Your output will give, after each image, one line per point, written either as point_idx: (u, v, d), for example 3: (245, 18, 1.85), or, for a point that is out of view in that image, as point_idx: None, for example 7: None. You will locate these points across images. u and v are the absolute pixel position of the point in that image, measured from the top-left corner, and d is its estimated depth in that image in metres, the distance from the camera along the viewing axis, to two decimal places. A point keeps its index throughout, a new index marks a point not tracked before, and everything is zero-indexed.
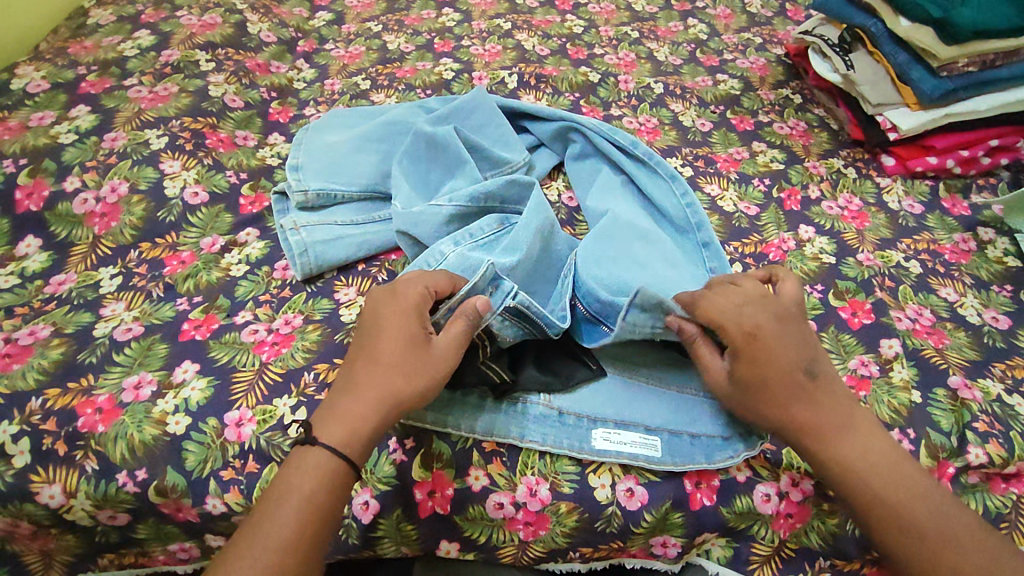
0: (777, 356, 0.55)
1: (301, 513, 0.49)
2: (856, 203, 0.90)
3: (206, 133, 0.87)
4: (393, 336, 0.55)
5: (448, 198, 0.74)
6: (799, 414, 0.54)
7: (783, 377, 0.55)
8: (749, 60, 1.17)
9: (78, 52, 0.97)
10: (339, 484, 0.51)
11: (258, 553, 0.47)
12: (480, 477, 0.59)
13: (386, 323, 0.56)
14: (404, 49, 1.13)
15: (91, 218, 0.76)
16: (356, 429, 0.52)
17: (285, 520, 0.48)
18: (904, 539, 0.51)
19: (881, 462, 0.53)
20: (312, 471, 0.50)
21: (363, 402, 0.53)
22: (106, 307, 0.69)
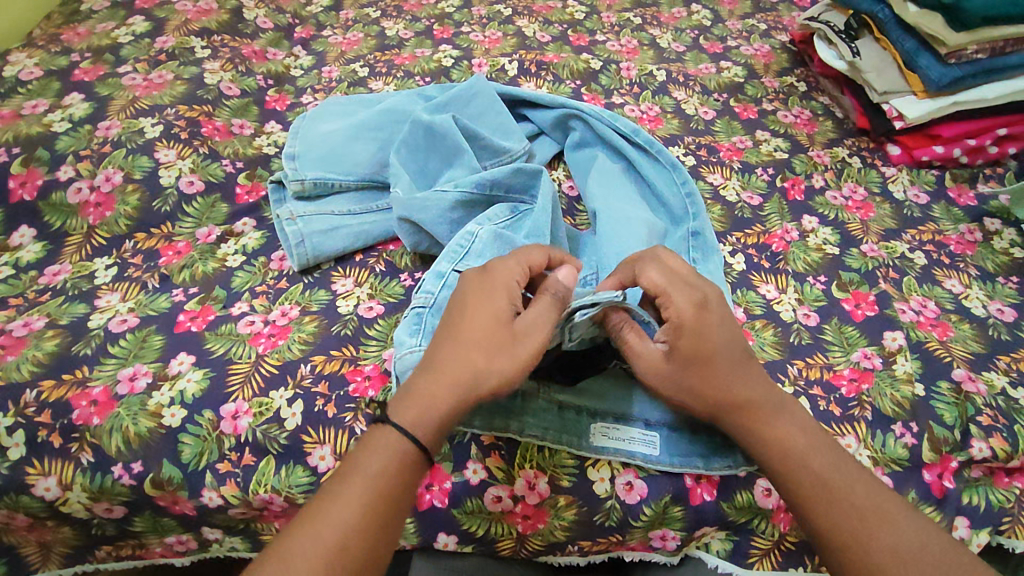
0: (720, 331, 0.54)
1: (369, 500, 0.47)
2: (860, 193, 0.89)
3: (202, 122, 0.86)
4: (485, 322, 0.53)
5: (454, 185, 0.74)
6: (742, 395, 0.54)
7: (727, 356, 0.54)
8: (753, 47, 1.15)
9: (71, 39, 0.96)
10: (404, 465, 0.49)
11: (327, 528, 0.45)
12: (477, 471, 0.59)
13: (472, 301, 0.54)
14: (403, 35, 1.11)
15: (86, 208, 0.75)
16: (426, 410, 0.50)
17: (353, 501, 0.46)
18: (841, 518, 0.49)
19: (820, 444, 0.53)
20: (386, 456, 0.49)
21: (434, 385, 0.51)
22: (101, 298, 0.68)
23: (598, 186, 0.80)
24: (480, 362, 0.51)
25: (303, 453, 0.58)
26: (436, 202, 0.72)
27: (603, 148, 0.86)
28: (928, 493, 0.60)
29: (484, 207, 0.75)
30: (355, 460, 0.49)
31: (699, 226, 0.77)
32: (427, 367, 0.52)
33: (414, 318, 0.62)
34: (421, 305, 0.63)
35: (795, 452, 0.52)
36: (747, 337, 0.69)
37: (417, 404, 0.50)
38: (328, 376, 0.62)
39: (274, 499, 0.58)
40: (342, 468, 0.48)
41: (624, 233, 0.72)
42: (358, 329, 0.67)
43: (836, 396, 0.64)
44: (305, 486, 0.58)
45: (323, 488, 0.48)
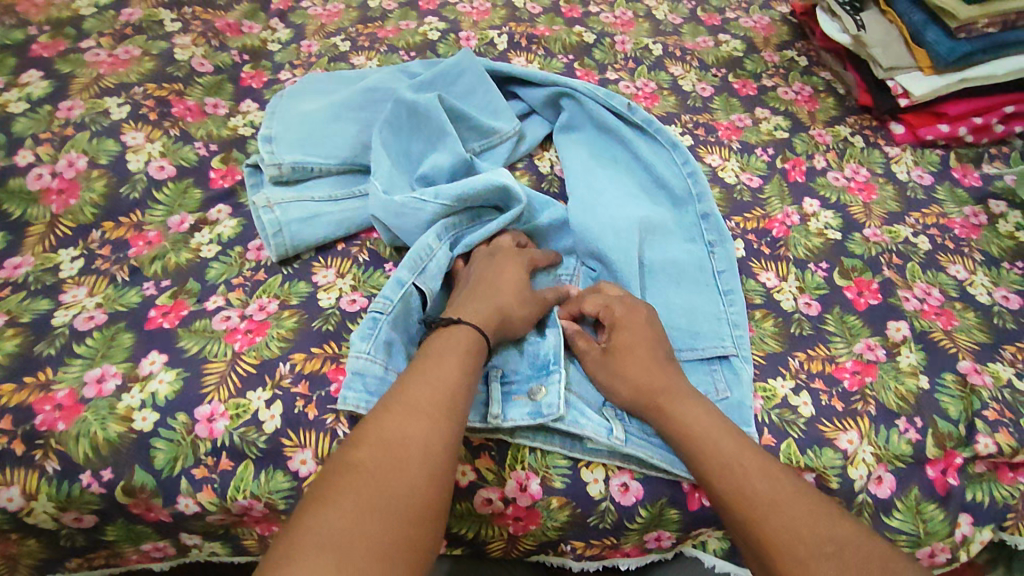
0: (631, 335, 0.58)
1: (463, 376, 0.51)
2: (863, 174, 0.86)
3: (172, 101, 0.81)
4: (517, 269, 0.62)
5: (432, 193, 0.67)
6: (659, 402, 0.55)
7: (644, 367, 0.56)
8: (753, 20, 1.11)
9: (28, 10, 0.88)
10: (478, 353, 0.54)
11: (428, 393, 0.49)
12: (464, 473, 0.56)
13: (506, 265, 0.62)
14: (386, 6, 1.07)
15: (48, 195, 0.71)
16: (488, 320, 0.57)
17: (449, 374, 0.50)
18: (722, 472, 0.50)
19: (715, 425, 0.53)
20: (465, 345, 0.53)
21: (486, 310, 0.57)
22: (67, 293, 0.64)
23: (595, 174, 0.78)
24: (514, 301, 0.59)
25: (283, 457, 0.56)
26: (420, 208, 0.67)
27: (596, 130, 0.83)
28: (932, 490, 0.58)
29: (462, 215, 0.70)
30: (436, 349, 0.52)
31: (706, 208, 0.75)
32: (474, 295, 0.59)
33: (370, 322, 0.59)
34: (377, 312, 0.60)
35: (703, 452, 0.52)
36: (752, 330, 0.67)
37: (476, 314, 0.57)
38: (309, 375, 0.59)
39: (254, 505, 0.56)
40: (427, 355, 0.52)
41: (626, 226, 0.70)
42: (340, 324, 0.63)
43: (838, 390, 0.62)
44: (286, 492, 0.55)
45: (410, 369, 0.51)
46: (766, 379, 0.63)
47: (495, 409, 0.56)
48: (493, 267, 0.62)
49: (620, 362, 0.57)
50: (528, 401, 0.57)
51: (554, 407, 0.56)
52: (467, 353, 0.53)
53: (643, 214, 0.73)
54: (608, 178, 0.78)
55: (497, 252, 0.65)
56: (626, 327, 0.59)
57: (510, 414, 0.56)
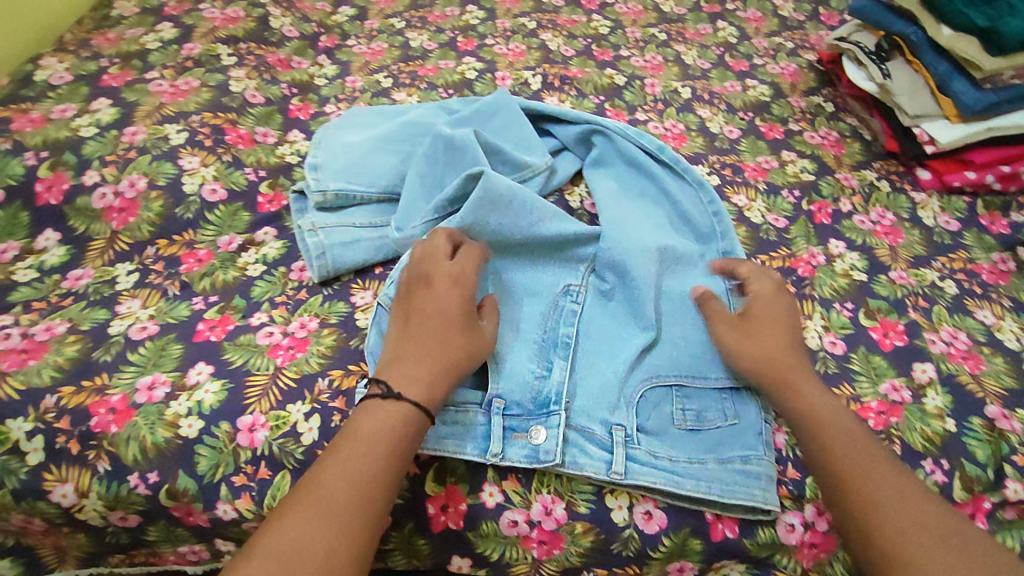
0: (764, 319, 0.63)
1: (384, 457, 0.50)
2: (889, 218, 0.87)
3: (226, 129, 0.87)
4: (457, 304, 0.59)
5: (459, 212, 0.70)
6: (789, 377, 0.59)
7: (777, 345, 0.61)
8: (780, 66, 1.15)
9: (100, 43, 0.95)
10: (411, 427, 0.52)
11: (345, 478, 0.48)
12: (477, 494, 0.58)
13: (446, 300, 0.59)
14: (427, 47, 1.14)
15: (109, 213, 0.75)
16: (433, 383, 0.54)
17: (369, 457, 0.49)
18: (855, 454, 0.54)
19: (845, 416, 0.57)
20: (393, 419, 0.52)
21: (427, 370, 0.55)
22: (122, 304, 0.68)
23: (626, 203, 0.80)
24: (459, 348, 0.57)
25: None
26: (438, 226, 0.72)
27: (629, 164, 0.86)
28: None
29: None
30: (361, 425, 0.51)
31: (730, 246, 0.77)
32: (417, 350, 0.56)
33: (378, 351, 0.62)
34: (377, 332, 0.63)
35: (831, 430, 0.56)
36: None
37: (421, 378, 0.54)
38: (346, 392, 0.62)
39: None
40: (351, 433, 0.51)
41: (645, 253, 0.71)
42: None
43: None
44: None
45: (334, 447, 0.50)
46: None
47: (495, 447, 0.58)
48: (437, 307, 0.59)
49: (754, 334, 0.62)
50: (526, 443, 0.59)
51: (551, 454, 0.58)
52: (397, 422, 0.52)
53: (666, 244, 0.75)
54: (638, 210, 0.80)
55: (433, 273, 0.61)
56: (759, 311, 0.64)
57: (508, 453, 0.58)
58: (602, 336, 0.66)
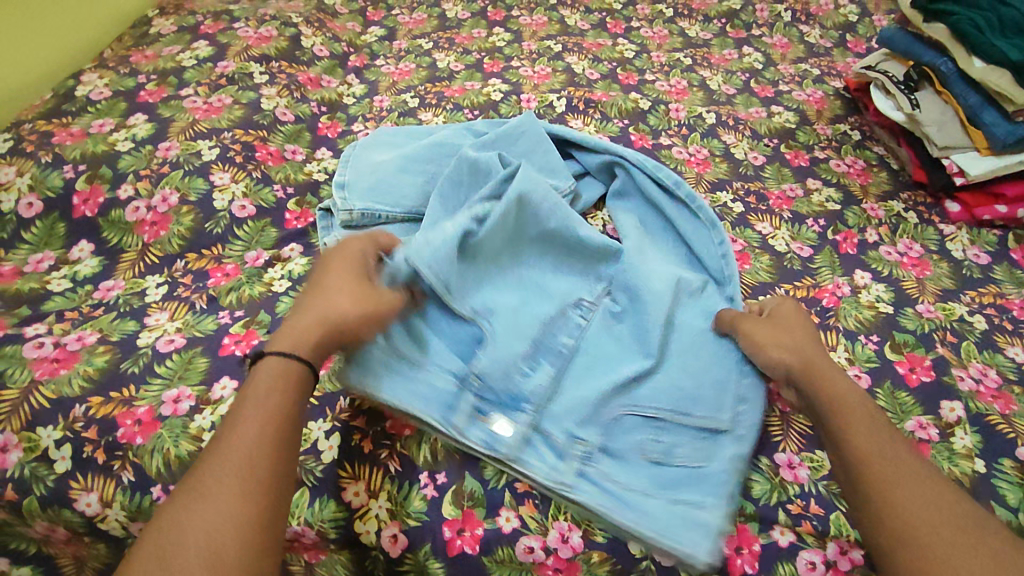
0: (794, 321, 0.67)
1: (265, 420, 0.49)
2: (917, 250, 0.86)
3: (256, 146, 0.89)
4: (338, 269, 0.61)
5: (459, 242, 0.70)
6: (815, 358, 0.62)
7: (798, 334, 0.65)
8: (806, 93, 1.15)
9: (139, 61, 0.98)
10: (295, 387, 0.52)
11: (234, 448, 0.47)
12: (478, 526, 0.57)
13: (330, 270, 0.61)
14: (454, 68, 1.15)
15: (142, 226, 0.77)
16: (302, 339, 0.55)
17: (249, 424, 0.49)
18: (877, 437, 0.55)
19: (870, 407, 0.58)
20: (276, 384, 0.52)
21: (296, 326, 0.56)
22: (151, 316, 0.70)
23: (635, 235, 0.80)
24: (337, 297, 0.58)
25: (338, 487, 0.59)
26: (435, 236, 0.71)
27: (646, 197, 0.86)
28: None
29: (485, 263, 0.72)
30: (247, 395, 0.51)
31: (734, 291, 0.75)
32: (298, 311, 0.58)
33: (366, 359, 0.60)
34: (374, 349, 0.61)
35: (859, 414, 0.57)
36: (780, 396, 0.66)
37: (290, 337, 0.55)
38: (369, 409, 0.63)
39: (305, 532, 0.59)
40: (237, 405, 0.51)
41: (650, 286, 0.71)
42: None
43: None
44: (337, 521, 0.58)
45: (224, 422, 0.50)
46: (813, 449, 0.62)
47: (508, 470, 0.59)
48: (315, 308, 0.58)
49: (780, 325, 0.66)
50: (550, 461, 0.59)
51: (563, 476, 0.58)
52: (279, 383, 0.52)
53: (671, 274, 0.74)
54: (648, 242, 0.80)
55: (332, 255, 0.63)
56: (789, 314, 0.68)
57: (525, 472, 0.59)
58: (604, 365, 0.66)
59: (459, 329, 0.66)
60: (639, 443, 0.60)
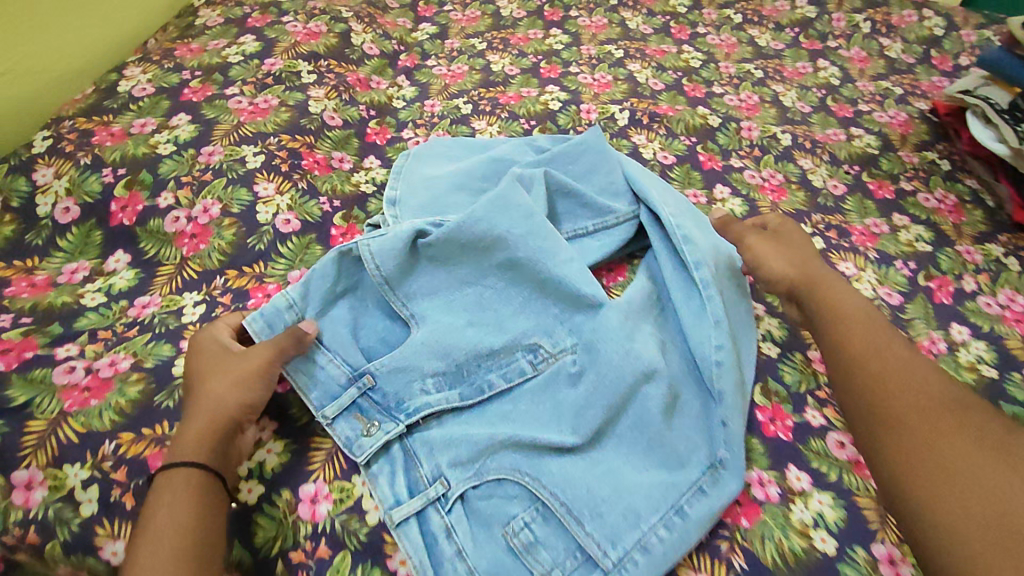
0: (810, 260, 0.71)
1: (177, 531, 0.49)
2: (1019, 303, 0.78)
3: (303, 153, 0.83)
4: (227, 359, 0.59)
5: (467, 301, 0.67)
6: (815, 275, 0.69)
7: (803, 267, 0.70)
8: (888, 114, 1.06)
9: (183, 54, 0.93)
10: (203, 494, 0.52)
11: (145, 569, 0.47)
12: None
13: (213, 364, 0.59)
14: (508, 71, 1.09)
15: (181, 238, 0.73)
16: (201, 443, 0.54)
17: (156, 541, 0.48)
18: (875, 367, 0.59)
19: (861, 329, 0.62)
20: (177, 495, 0.51)
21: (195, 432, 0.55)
22: (187, 340, 0.65)
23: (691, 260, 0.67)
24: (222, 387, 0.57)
25: (384, 554, 0.54)
26: (453, 281, 0.68)
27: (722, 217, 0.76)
28: None
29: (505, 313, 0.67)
30: (149, 514, 0.50)
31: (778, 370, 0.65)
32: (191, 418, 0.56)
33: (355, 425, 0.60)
34: (360, 433, 0.59)
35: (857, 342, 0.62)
36: (861, 472, 0.60)
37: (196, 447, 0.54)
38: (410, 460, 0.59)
39: None
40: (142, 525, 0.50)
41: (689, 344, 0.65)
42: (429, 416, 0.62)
43: None
44: None
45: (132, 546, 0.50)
46: None
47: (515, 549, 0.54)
48: (203, 365, 0.59)
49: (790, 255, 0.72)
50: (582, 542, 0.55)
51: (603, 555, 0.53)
52: (182, 494, 0.51)
53: (725, 325, 0.63)
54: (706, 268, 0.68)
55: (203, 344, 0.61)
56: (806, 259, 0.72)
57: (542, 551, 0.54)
58: (638, 435, 0.59)
59: (469, 399, 0.62)
60: (674, 534, 0.54)
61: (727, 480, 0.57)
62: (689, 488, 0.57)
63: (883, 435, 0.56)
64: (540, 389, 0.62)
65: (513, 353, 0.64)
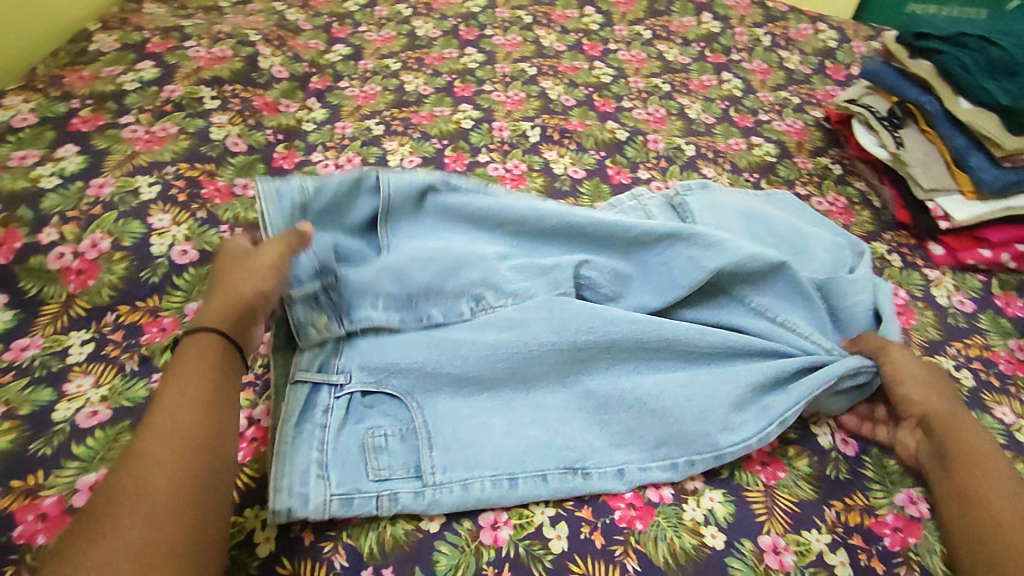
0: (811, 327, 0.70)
1: (199, 400, 0.49)
2: (902, 296, 0.82)
3: (203, 182, 0.82)
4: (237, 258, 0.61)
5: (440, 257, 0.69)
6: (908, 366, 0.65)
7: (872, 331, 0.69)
8: (786, 123, 1.12)
9: (73, 82, 0.90)
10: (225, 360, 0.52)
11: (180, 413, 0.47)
12: (331, 502, 0.55)
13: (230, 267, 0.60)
14: (422, 91, 1.09)
15: (67, 275, 0.70)
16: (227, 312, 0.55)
17: (183, 401, 0.48)
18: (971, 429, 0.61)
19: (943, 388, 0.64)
20: (201, 359, 0.51)
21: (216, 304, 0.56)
22: (72, 382, 0.62)
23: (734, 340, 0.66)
24: (237, 276, 0.58)
25: None
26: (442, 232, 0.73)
27: (783, 298, 0.71)
28: None
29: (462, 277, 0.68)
30: (169, 374, 0.50)
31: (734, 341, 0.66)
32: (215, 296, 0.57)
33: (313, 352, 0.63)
34: (304, 317, 0.63)
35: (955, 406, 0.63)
36: (752, 467, 0.63)
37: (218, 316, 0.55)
38: None
39: None
40: (164, 381, 0.50)
41: (660, 386, 0.63)
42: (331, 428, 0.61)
43: (879, 549, 0.58)
44: None
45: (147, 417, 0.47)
46: (799, 530, 0.59)
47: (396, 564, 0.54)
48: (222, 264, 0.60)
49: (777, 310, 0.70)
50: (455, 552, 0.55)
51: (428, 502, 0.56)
52: (208, 356, 0.51)
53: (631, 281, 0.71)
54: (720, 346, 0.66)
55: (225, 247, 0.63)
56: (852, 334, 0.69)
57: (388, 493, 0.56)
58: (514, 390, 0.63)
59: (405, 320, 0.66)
60: (494, 489, 0.57)
61: (573, 486, 0.58)
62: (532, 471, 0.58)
63: (950, 471, 0.58)
64: (472, 332, 0.64)
65: (459, 297, 0.67)
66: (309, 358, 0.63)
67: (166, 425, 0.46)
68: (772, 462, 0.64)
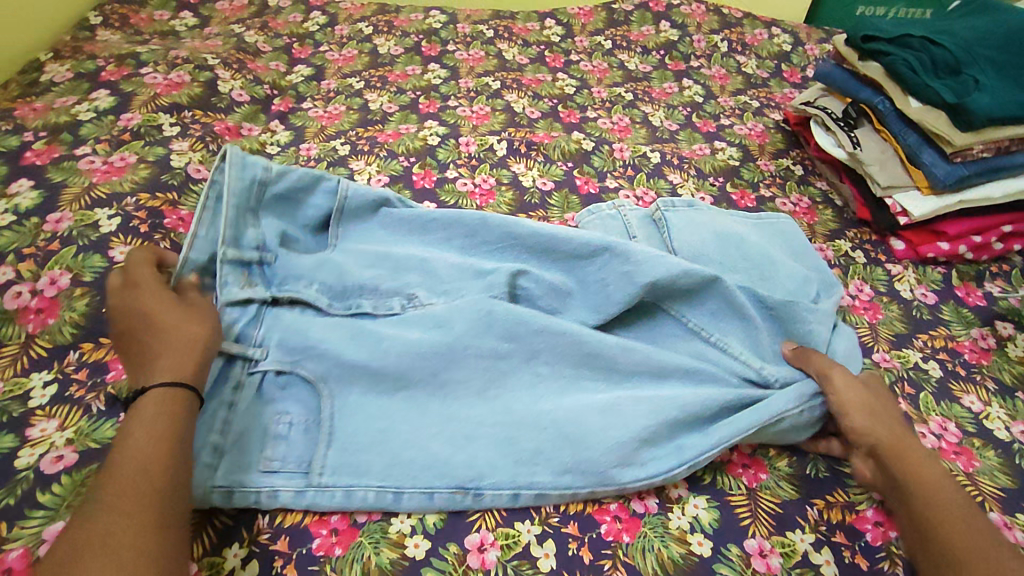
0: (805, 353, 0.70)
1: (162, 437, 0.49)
2: (867, 292, 0.85)
3: (165, 211, 0.80)
4: (161, 299, 0.59)
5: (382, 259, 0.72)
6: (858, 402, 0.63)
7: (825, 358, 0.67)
8: (747, 127, 1.14)
9: (25, 115, 0.87)
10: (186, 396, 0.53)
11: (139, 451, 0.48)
12: (259, 495, 0.55)
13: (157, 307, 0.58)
14: (387, 109, 1.09)
15: (25, 315, 0.67)
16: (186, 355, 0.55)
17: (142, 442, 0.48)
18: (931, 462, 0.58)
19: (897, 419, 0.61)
20: (159, 397, 0.51)
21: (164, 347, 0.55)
22: (35, 426, 0.60)
23: (657, 361, 0.65)
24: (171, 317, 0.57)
25: None
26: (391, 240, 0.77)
27: (716, 316, 0.70)
28: None
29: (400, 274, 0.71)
30: (130, 415, 0.50)
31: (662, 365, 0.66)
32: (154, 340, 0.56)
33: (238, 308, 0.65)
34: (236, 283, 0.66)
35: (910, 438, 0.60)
36: (734, 471, 0.64)
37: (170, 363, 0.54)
38: (290, 530, 0.56)
39: None
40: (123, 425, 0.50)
41: (579, 407, 0.61)
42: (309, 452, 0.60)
43: (862, 544, 0.59)
44: None
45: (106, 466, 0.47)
46: (784, 531, 0.59)
47: None
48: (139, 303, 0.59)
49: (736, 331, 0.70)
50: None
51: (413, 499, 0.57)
52: (167, 399, 0.51)
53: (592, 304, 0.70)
54: (643, 365, 0.66)
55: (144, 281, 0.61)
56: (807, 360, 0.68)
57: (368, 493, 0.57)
58: (436, 400, 0.62)
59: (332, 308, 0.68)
60: (420, 500, 0.57)
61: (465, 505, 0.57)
62: (447, 487, 0.57)
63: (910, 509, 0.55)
64: (400, 323, 0.66)
65: (393, 294, 0.69)
66: (230, 316, 0.64)
67: (128, 465, 0.47)
68: (753, 464, 0.65)
